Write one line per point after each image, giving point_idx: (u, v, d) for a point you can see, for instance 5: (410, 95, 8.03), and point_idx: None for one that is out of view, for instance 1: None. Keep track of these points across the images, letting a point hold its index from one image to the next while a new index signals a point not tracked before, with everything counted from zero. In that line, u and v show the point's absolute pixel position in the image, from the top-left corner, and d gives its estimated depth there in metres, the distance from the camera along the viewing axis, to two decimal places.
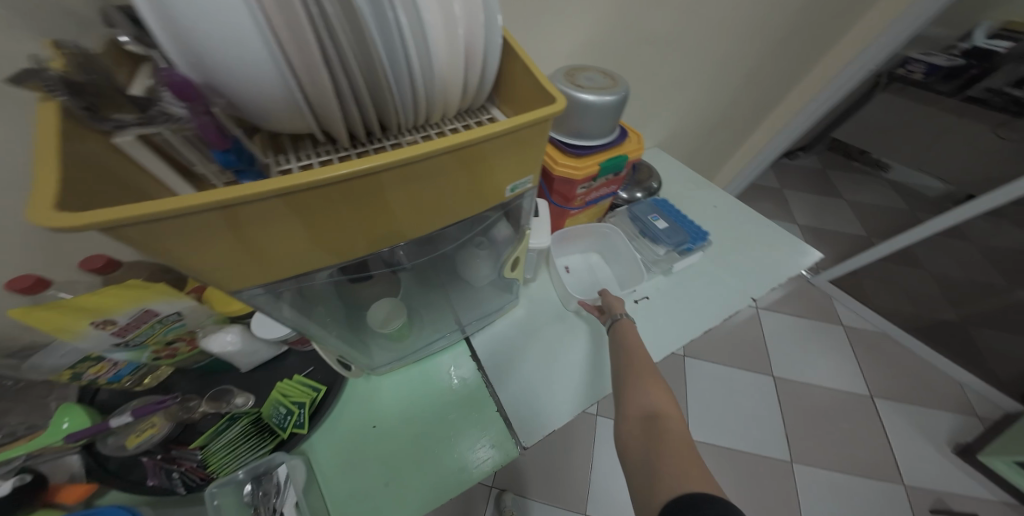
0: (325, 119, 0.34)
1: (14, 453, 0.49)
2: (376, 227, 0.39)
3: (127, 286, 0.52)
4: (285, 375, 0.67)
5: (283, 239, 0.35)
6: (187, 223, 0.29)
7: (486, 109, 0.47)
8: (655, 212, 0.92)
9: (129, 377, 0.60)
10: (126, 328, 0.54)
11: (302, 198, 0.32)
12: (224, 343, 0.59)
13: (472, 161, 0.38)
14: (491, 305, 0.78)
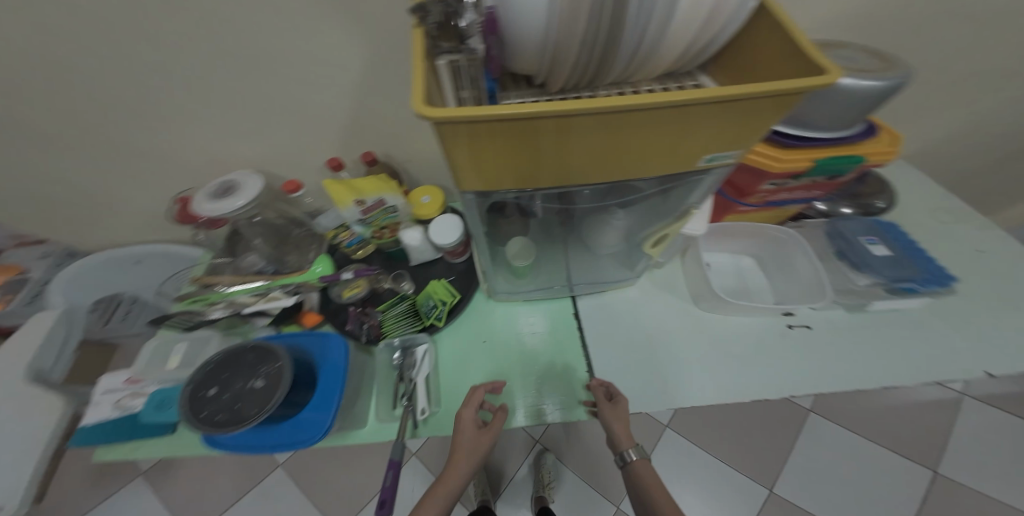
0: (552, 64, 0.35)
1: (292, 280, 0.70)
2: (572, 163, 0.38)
3: (377, 177, 0.67)
4: (433, 275, 0.80)
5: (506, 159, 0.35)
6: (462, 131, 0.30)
7: (693, 75, 0.43)
8: (872, 234, 0.75)
9: (356, 247, 0.79)
10: (368, 210, 0.71)
11: (544, 123, 0.31)
12: (412, 239, 0.73)
13: (700, 119, 0.33)
14: (605, 275, 0.74)
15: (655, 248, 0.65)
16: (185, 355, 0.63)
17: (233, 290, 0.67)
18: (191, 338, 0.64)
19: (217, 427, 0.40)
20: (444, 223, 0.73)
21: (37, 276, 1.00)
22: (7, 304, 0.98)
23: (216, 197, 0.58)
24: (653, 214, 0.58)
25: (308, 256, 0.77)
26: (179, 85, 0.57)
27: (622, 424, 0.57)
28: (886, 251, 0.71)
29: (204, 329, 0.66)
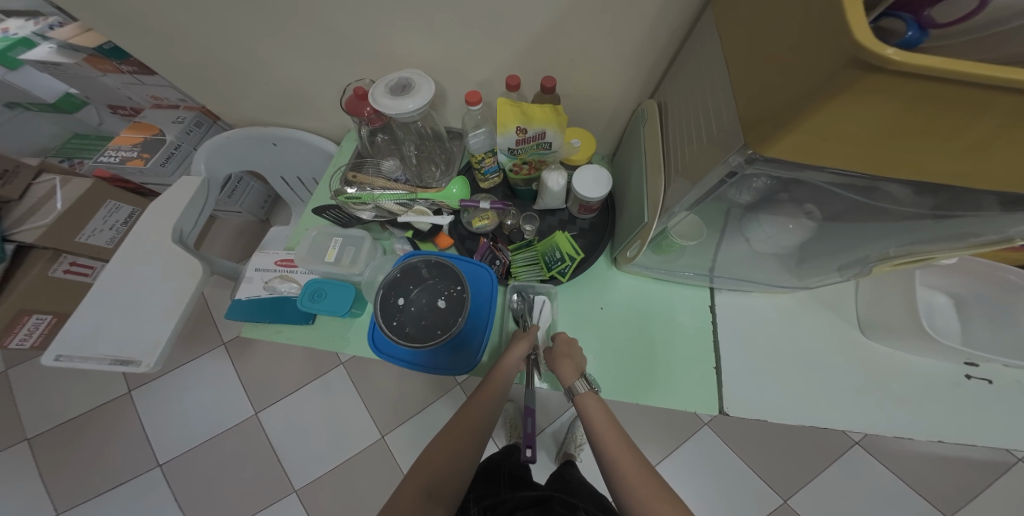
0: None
1: (430, 198, 0.70)
2: (930, 160, 0.31)
3: (552, 108, 0.58)
4: (556, 226, 0.72)
5: (865, 135, 0.30)
6: (893, 83, 0.25)
7: None
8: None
9: (491, 175, 0.72)
10: (524, 140, 0.62)
11: (985, 98, 0.25)
12: (556, 185, 0.64)
13: None
14: (761, 276, 0.66)
15: (890, 267, 0.54)
16: (340, 251, 0.69)
17: (383, 193, 0.70)
18: (345, 235, 0.70)
19: (397, 332, 0.55)
20: (592, 174, 0.64)
21: (173, 139, 1.04)
22: (147, 161, 1.03)
23: (396, 93, 0.56)
24: (899, 226, 0.48)
25: (439, 177, 0.75)
26: None
27: (564, 363, 0.58)
28: None
29: (354, 229, 0.72)
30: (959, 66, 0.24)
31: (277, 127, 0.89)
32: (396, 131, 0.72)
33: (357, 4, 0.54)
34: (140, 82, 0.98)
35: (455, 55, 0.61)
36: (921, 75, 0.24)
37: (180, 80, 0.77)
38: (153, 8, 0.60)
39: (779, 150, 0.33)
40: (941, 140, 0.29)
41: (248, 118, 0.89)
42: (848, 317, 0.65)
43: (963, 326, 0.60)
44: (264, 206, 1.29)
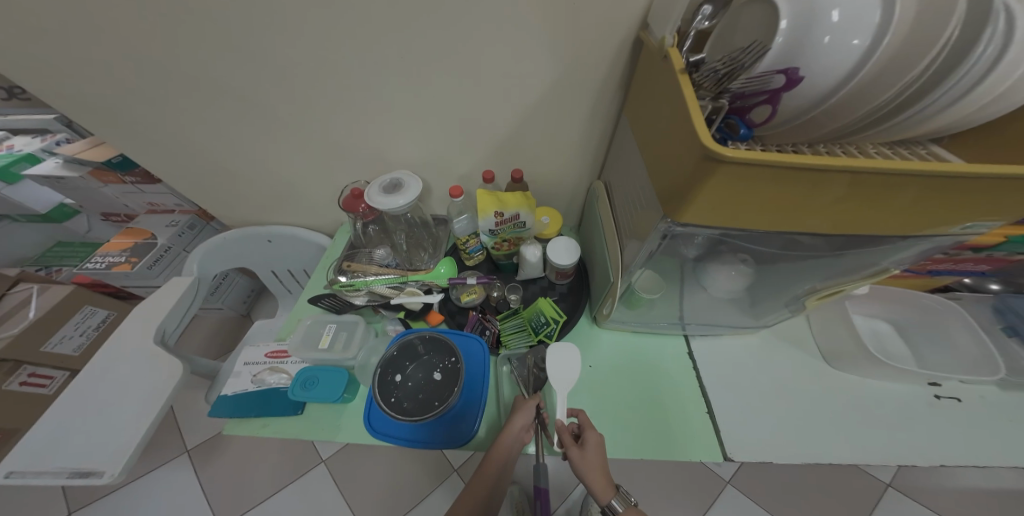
0: (827, 113, 0.34)
1: (420, 278, 0.77)
2: (803, 214, 0.41)
3: (522, 194, 0.70)
4: (539, 294, 0.79)
5: (747, 202, 0.40)
6: (743, 169, 0.36)
7: (924, 143, 0.39)
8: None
9: (476, 254, 0.80)
10: (502, 222, 0.72)
11: (814, 173, 0.35)
12: (533, 256, 0.73)
13: (949, 190, 0.37)
14: (725, 319, 0.73)
15: (817, 300, 0.63)
16: (334, 337, 0.73)
17: (376, 278, 0.77)
18: (339, 320, 0.75)
19: (393, 408, 0.58)
20: (563, 244, 0.73)
21: (164, 242, 1.11)
22: (134, 265, 1.08)
23: (388, 191, 0.66)
24: (822, 269, 0.58)
25: (428, 260, 0.84)
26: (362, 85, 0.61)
27: (595, 470, 0.54)
28: None
29: (348, 314, 0.77)
30: (780, 156, 0.34)
31: (274, 226, 0.98)
32: (388, 223, 0.82)
33: (347, 119, 0.67)
34: (140, 192, 1.10)
35: (433, 154, 0.74)
36: (760, 163, 0.35)
37: (189, 188, 0.87)
38: (172, 130, 0.71)
39: (689, 216, 0.42)
40: (801, 200, 0.39)
41: (248, 218, 0.98)
42: (808, 351, 0.71)
43: (912, 350, 0.66)
44: (248, 300, 1.32)
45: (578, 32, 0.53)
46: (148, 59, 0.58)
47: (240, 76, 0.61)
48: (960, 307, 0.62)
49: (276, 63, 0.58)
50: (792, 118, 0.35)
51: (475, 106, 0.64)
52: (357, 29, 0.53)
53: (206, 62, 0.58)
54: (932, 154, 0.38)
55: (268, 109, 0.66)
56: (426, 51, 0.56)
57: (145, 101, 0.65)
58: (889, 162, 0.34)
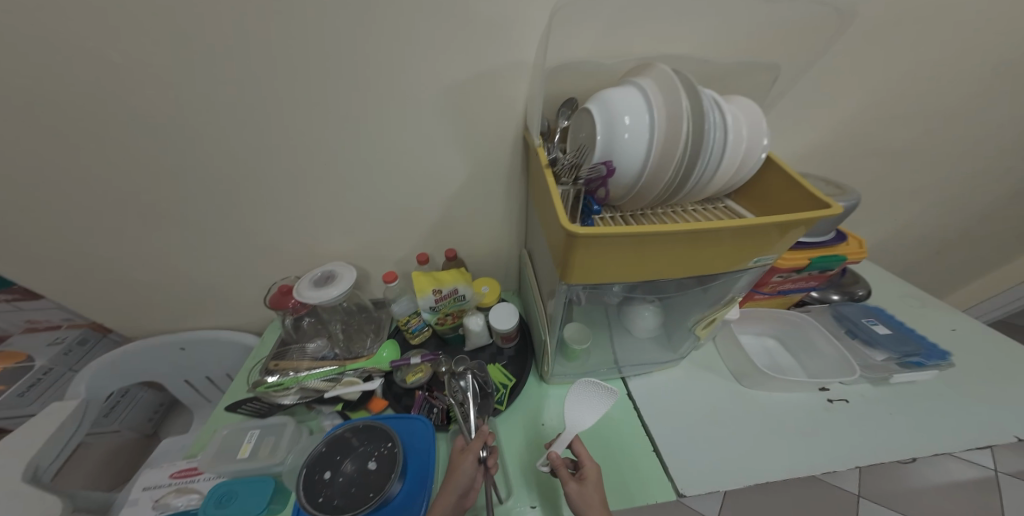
0: (642, 189, 0.47)
1: (359, 365, 0.76)
2: (676, 269, 0.46)
3: (457, 270, 0.71)
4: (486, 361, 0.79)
5: (623, 266, 0.44)
6: (600, 241, 0.40)
7: (722, 199, 0.54)
8: (872, 317, 0.80)
9: (420, 333, 0.80)
10: (441, 298, 0.72)
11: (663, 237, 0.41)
12: (476, 326, 0.74)
13: (773, 237, 0.43)
14: (653, 356, 0.79)
15: (704, 330, 0.74)
16: (257, 444, 0.66)
17: (308, 373, 0.75)
18: (264, 425, 0.69)
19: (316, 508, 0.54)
20: (506, 310, 0.75)
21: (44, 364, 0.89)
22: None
23: (319, 284, 0.70)
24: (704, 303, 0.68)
25: (370, 344, 0.84)
26: (275, 192, 0.65)
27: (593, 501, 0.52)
28: (886, 330, 0.77)
29: (275, 417, 0.71)
30: (629, 229, 0.39)
31: (190, 332, 0.90)
32: (323, 315, 0.84)
33: (263, 222, 0.69)
34: (21, 309, 0.86)
35: (361, 246, 0.76)
36: (615, 235, 0.39)
37: (88, 306, 0.80)
38: (64, 251, 0.68)
39: (572, 279, 0.46)
40: (667, 259, 0.44)
41: (157, 329, 0.89)
42: (724, 374, 0.78)
43: (796, 362, 0.78)
44: (152, 418, 1.09)
45: (476, 140, 0.62)
46: (56, 183, 0.59)
47: (156, 194, 0.62)
48: (810, 318, 0.77)
49: (195, 180, 0.61)
50: (625, 193, 0.48)
51: (395, 203, 0.70)
52: (278, 149, 0.59)
53: (119, 184, 0.60)
54: (728, 208, 0.52)
55: (185, 221, 0.67)
56: (344, 164, 0.62)
57: (45, 223, 0.63)
58: (717, 221, 0.40)
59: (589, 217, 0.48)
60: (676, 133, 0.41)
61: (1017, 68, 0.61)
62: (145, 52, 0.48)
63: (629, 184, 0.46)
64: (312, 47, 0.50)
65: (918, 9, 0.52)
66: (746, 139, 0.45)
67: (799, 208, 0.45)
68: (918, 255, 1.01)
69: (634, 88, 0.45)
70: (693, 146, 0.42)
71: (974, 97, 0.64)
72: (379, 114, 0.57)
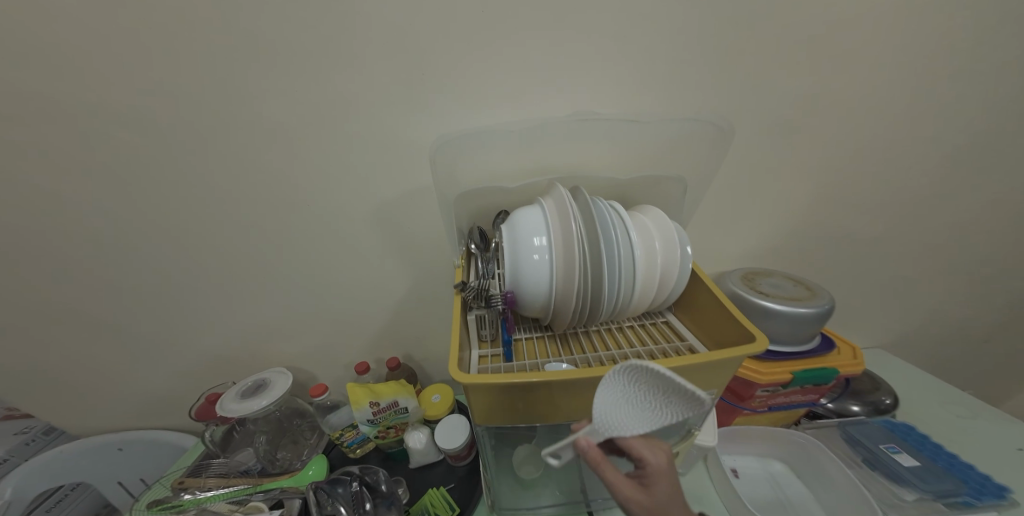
0: (555, 311, 0.43)
1: (277, 485, 0.63)
2: (594, 410, 0.41)
3: (397, 381, 0.67)
4: (430, 483, 0.67)
5: (530, 409, 0.40)
6: (496, 387, 0.37)
7: (662, 311, 0.49)
8: (893, 442, 0.63)
9: (358, 446, 0.70)
10: (379, 410, 0.66)
11: (562, 384, 0.37)
12: (417, 442, 0.66)
13: (697, 377, 0.38)
14: None
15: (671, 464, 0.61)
16: None
17: (214, 493, 0.63)
18: None
19: None
20: (456, 423, 0.67)
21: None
22: None
23: (246, 395, 0.66)
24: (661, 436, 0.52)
25: (307, 452, 0.73)
26: (212, 299, 0.65)
27: None
28: (914, 462, 0.59)
29: None
30: (516, 376, 0.36)
31: (126, 432, 0.84)
32: (250, 424, 0.73)
33: (202, 328, 0.68)
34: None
35: (301, 351, 0.73)
36: (504, 384, 0.36)
37: (31, 405, 0.78)
38: (17, 354, 0.69)
39: (483, 422, 0.41)
40: (579, 401, 0.40)
41: (97, 429, 0.85)
42: (714, 508, 0.62)
43: (809, 495, 0.62)
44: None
45: (409, 247, 0.62)
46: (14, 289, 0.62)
47: (100, 302, 0.64)
48: (814, 440, 0.61)
49: (136, 288, 0.63)
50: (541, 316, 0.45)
51: (334, 307, 0.68)
52: (215, 258, 0.60)
53: (67, 292, 0.62)
54: (668, 325, 0.47)
55: (128, 327, 0.67)
56: (278, 272, 0.63)
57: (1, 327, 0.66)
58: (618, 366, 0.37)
59: (506, 345, 0.45)
60: (571, 255, 0.38)
61: (979, 163, 0.57)
62: (95, 182, 0.52)
63: (540, 305, 0.42)
64: (241, 172, 0.53)
65: (844, 112, 0.52)
66: (660, 256, 0.40)
67: (727, 336, 0.40)
68: (955, 356, 0.85)
69: (536, 209, 0.43)
70: (595, 273, 0.39)
71: (946, 191, 0.59)
72: (308, 226, 0.58)
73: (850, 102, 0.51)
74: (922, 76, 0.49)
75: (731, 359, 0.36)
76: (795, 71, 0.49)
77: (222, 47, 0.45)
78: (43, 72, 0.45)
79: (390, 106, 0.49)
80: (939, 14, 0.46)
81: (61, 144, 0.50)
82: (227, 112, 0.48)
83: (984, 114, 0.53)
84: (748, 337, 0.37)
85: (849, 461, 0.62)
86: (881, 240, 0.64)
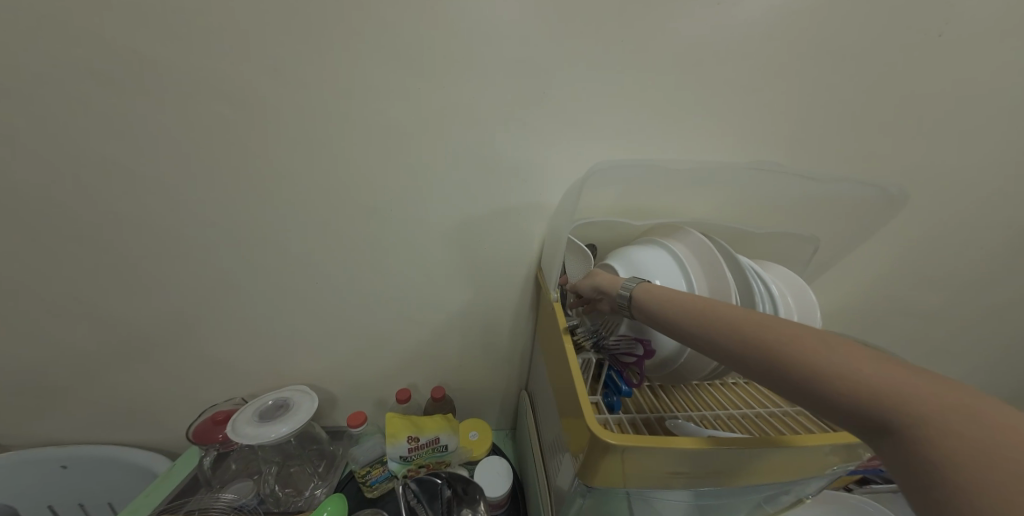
0: (676, 362, 0.40)
1: None
2: (716, 482, 0.38)
3: (441, 415, 0.60)
4: None
5: (656, 475, 0.35)
6: (638, 451, 0.33)
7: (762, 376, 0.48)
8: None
9: (380, 485, 0.61)
10: (416, 447, 0.58)
11: (705, 454, 0.34)
12: None
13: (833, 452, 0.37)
14: None
15: None
16: None
17: None
18: None
19: None
20: (495, 467, 0.59)
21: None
22: None
23: (266, 418, 0.57)
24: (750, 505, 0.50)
25: (312, 487, 0.63)
26: (243, 302, 0.56)
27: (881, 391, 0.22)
28: None
29: None
30: (662, 441, 0.33)
31: (83, 445, 0.70)
32: (257, 449, 0.63)
33: (220, 334, 0.59)
34: None
35: (329, 369, 0.65)
36: (651, 448, 0.33)
37: None
38: None
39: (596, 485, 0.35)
40: (708, 472, 0.36)
41: (45, 440, 0.70)
42: None
43: None
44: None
45: (480, 270, 0.57)
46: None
47: (104, 291, 0.53)
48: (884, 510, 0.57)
49: (155, 281, 0.53)
50: (656, 368, 0.42)
51: (381, 324, 0.61)
52: (260, 257, 0.53)
53: (64, 277, 0.52)
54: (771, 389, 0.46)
55: (129, 324, 0.57)
56: (330, 280, 0.56)
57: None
58: (768, 438, 0.35)
59: (614, 395, 0.40)
60: None
61: None
62: (139, 157, 0.45)
63: (663, 354, 0.40)
64: (324, 170, 0.47)
65: (927, 190, 0.55)
66: (796, 313, 0.39)
67: None
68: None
69: (667, 250, 0.41)
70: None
71: (997, 275, 0.63)
72: (379, 236, 0.53)
73: (932, 183, 0.54)
74: (999, 165, 0.53)
75: None
76: (895, 149, 0.51)
77: (348, 35, 0.41)
78: (117, 26, 0.38)
79: (504, 123, 0.47)
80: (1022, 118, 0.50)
81: (113, 108, 0.42)
82: (332, 102, 0.44)
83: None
84: None
85: None
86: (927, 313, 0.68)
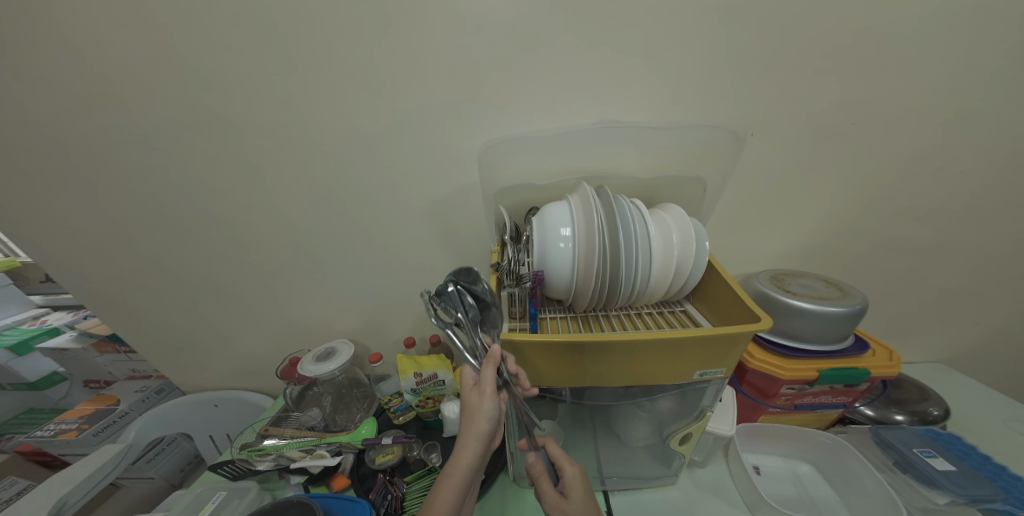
0: (578, 293, 0.49)
1: (336, 439, 0.74)
2: (608, 378, 0.47)
3: (438, 355, 0.76)
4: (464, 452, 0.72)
5: (549, 369, 0.47)
6: (523, 346, 0.44)
7: (681, 302, 0.54)
8: (929, 447, 0.60)
9: (403, 412, 0.79)
10: (421, 381, 0.75)
11: (577, 349, 0.44)
12: (453, 413, 0.72)
13: (698, 354, 0.44)
14: (641, 470, 0.66)
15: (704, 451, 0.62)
16: (219, 506, 0.64)
17: (290, 441, 0.74)
18: (232, 486, 0.67)
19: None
20: None
21: (124, 408, 1.08)
22: (81, 432, 1.02)
23: (320, 359, 0.78)
24: (680, 419, 0.57)
25: (358, 416, 0.83)
26: (297, 278, 0.78)
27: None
28: (953, 465, 0.57)
29: (246, 481, 0.69)
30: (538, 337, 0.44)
31: (222, 390, 1.01)
32: (320, 386, 0.85)
33: (286, 302, 0.82)
34: (129, 358, 1.11)
35: (365, 327, 0.84)
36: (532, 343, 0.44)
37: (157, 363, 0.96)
38: (149, 319, 0.87)
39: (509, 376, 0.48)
40: (594, 367, 0.46)
41: (201, 388, 1.02)
42: (735, 501, 0.62)
43: (838, 498, 0.61)
44: (183, 470, 1.17)
45: (457, 237, 0.70)
46: (152, 267, 0.77)
47: (213, 277, 0.78)
48: (847, 443, 0.61)
49: (243, 266, 0.76)
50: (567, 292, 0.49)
51: (393, 289, 0.78)
52: (300, 243, 0.73)
53: (190, 268, 0.77)
54: (684, 310, 0.52)
55: (232, 299, 0.82)
56: (353, 256, 0.73)
57: (143, 292, 0.82)
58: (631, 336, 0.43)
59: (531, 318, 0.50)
60: (592, 246, 0.45)
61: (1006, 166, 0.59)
62: (214, 180, 0.66)
63: (566, 285, 0.48)
64: (326, 172, 0.64)
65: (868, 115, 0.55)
66: (677, 248, 0.47)
67: (735, 321, 0.45)
68: (1011, 367, 0.83)
69: (567, 202, 0.49)
70: (615, 258, 0.45)
71: (973, 192, 0.61)
72: (377, 217, 0.68)
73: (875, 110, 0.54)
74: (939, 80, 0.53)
75: (723, 334, 0.42)
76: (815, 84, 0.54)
77: (335, 64, 0.55)
78: (190, 97, 0.58)
79: (448, 117, 0.58)
80: (969, 23, 0.50)
81: (196, 150, 0.63)
82: (324, 122, 0.59)
83: (1017, 119, 0.56)
84: (755, 317, 0.43)
85: (882, 466, 0.60)
86: (915, 240, 0.66)
